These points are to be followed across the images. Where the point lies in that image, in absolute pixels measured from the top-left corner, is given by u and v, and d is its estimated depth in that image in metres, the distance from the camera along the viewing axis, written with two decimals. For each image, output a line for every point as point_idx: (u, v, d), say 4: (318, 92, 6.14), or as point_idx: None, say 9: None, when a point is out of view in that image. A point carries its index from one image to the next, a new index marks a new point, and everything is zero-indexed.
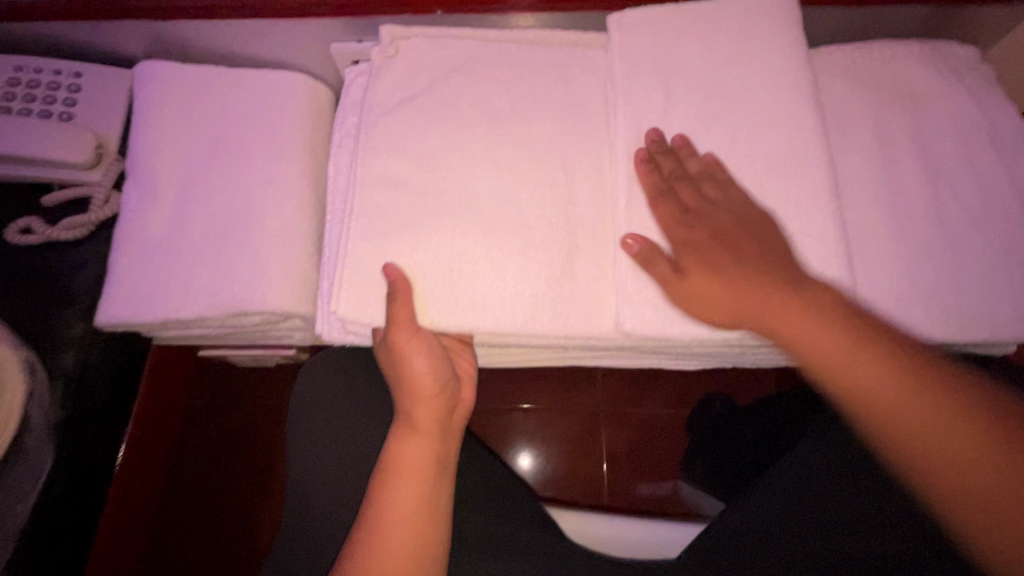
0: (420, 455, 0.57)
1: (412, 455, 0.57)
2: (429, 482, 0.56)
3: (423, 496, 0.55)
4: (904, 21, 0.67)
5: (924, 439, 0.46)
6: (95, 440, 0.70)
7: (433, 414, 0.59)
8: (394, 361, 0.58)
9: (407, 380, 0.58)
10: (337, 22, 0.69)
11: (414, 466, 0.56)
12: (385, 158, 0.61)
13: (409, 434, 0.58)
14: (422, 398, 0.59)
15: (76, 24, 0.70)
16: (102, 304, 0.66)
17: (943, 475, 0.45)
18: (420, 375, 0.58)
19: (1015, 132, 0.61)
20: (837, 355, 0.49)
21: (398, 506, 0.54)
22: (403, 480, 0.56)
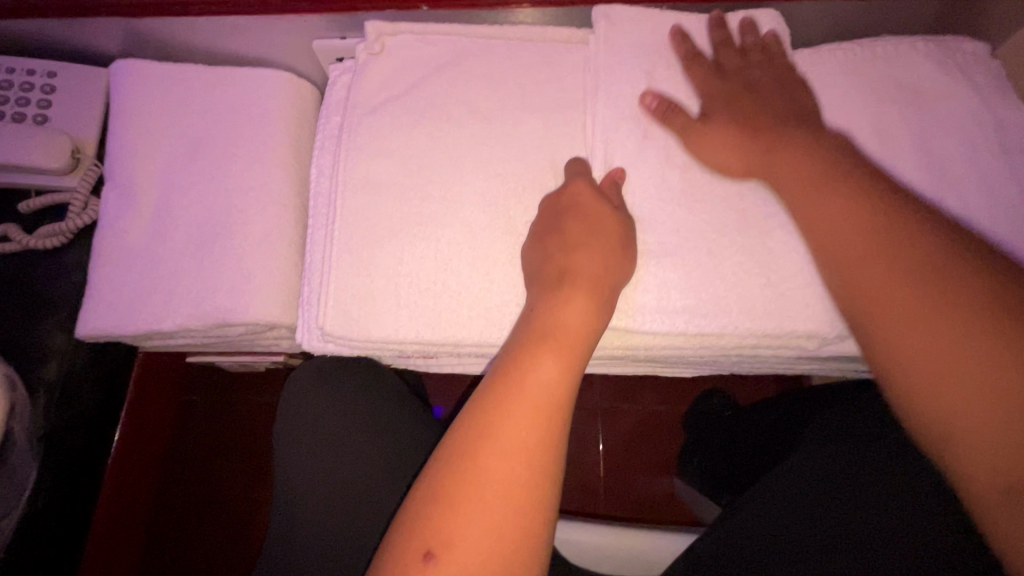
0: (528, 422, 0.44)
1: (510, 420, 0.44)
2: (535, 454, 0.43)
3: (524, 474, 0.42)
4: (913, 16, 0.64)
5: (915, 327, 0.43)
6: (81, 450, 0.69)
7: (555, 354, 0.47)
8: (549, 310, 0.50)
9: (558, 329, 0.48)
10: (319, 19, 0.66)
11: (513, 432, 0.43)
12: (368, 163, 0.59)
13: (511, 393, 0.45)
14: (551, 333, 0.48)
15: (47, 21, 0.67)
16: (82, 314, 0.65)
17: (926, 355, 0.42)
18: (580, 331, 0.49)
19: (1021, 135, 0.59)
20: (845, 246, 0.48)
21: (491, 475, 0.42)
22: (497, 449, 0.43)
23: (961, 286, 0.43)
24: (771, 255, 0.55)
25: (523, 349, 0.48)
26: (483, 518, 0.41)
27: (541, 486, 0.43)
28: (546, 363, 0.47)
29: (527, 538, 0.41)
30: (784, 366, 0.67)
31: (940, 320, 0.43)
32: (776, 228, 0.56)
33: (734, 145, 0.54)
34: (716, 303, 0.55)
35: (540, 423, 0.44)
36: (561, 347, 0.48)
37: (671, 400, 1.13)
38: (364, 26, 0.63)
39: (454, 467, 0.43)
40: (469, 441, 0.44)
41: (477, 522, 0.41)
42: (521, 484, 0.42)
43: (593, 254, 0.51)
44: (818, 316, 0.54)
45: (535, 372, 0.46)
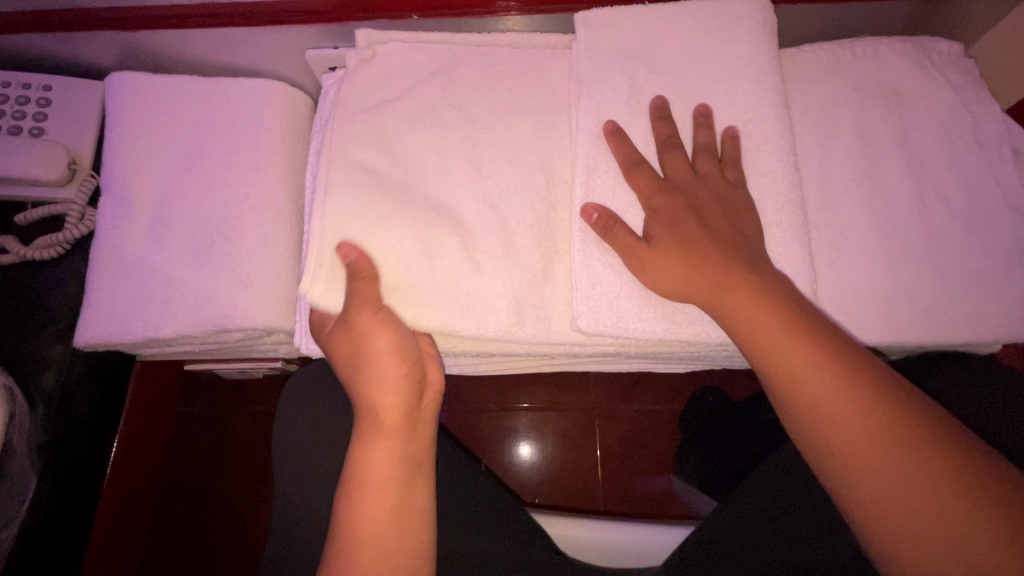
0: (387, 451, 0.52)
1: (368, 446, 0.53)
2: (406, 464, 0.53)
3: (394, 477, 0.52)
4: (887, 16, 0.66)
5: (884, 475, 0.43)
6: (78, 461, 0.69)
7: (400, 404, 0.53)
8: (369, 371, 0.53)
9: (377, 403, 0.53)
10: (312, 30, 0.67)
11: (387, 453, 0.52)
12: (364, 170, 0.61)
13: (371, 481, 0.52)
14: (381, 386, 0.53)
15: (44, 35, 0.68)
16: (81, 324, 0.65)
17: (890, 508, 0.42)
18: (400, 405, 0.53)
19: (997, 129, 0.60)
20: (816, 387, 0.47)
21: (372, 487, 0.51)
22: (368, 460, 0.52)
23: (915, 439, 0.44)
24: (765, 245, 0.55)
25: (372, 353, 0.53)
26: (376, 518, 0.51)
27: (413, 484, 0.53)
28: (384, 447, 0.52)
29: (412, 536, 0.51)
30: None
31: (908, 477, 0.43)
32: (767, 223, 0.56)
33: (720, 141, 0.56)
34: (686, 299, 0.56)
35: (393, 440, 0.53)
36: (390, 424, 0.53)
37: (667, 399, 1.14)
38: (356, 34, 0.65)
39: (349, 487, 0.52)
40: (348, 523, 0.51)
41: (372, 517, 0.51)
42: (393, 487, 0.52)
43: (385, 333, 0.54)
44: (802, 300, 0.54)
45: (375, 456, 0.52)
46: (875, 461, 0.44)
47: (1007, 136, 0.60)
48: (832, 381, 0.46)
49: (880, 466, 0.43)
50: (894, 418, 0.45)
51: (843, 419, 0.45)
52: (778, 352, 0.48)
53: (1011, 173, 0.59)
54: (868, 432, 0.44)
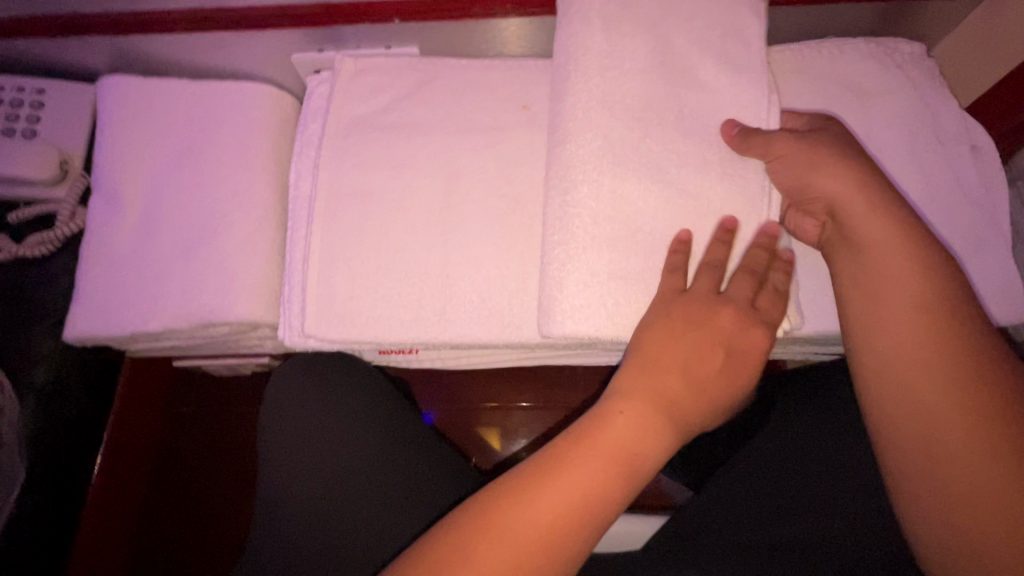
0: (602, 469, 0.46)
1: (580, 455, 0.47)
2: (617, 477, 0.47)
3: (600, 493, 0.46)
4: (853, 18, 0.68)
5: (935, 424, 0.46)
6: (69, 453, 0.71)
7: (626, 428, 0.49)
8: (605, 407, 0.50)
9: (600, 435, 0.48)
10: (297, 34, 0.70)
11: (591, 471, 0.46)
12: (349, 172, 0.63)
13: (548, 496, 0.45)
14: (634, 391, 0.51)
15: (38, 40, 0.70)
16: (70, 319, 0.67)
17: (945, 460, 0.46)
18: (621, 441, 0.48)
19: (957, 126, 0.62)
20: (906, 344, 0.49)
21: (550, 502, 0.45)
22: (609, 439, 0.48)
23: (994, 386, 0.46)
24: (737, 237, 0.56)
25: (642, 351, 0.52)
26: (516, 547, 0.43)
27: (587, 523, 0.45)
28: (592, 462, 0.47)
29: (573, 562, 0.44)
30: None
31: (956, 422, 0.46)
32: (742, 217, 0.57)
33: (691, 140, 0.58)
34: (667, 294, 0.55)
35: (611, 468, 0.47)
36: (604, 454, 0.47)
37: None
38: (336, 59, 0.67)
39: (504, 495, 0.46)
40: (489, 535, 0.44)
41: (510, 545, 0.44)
42: (562, 525, 0.44)
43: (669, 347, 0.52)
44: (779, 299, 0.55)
45: (581, 469, 0.46)
46: (929, 409, 0.47)
47: (966, 132, 0.62)
48: (924, 343, 0.48)
49: (929, 408, 0.47)
50: (946, 362, 0.47)
51: (899, 368, 0.49)
52: (891, 343, 0.49)
53: (969, 169, 0.61)
54: (939, 383, 0.47)
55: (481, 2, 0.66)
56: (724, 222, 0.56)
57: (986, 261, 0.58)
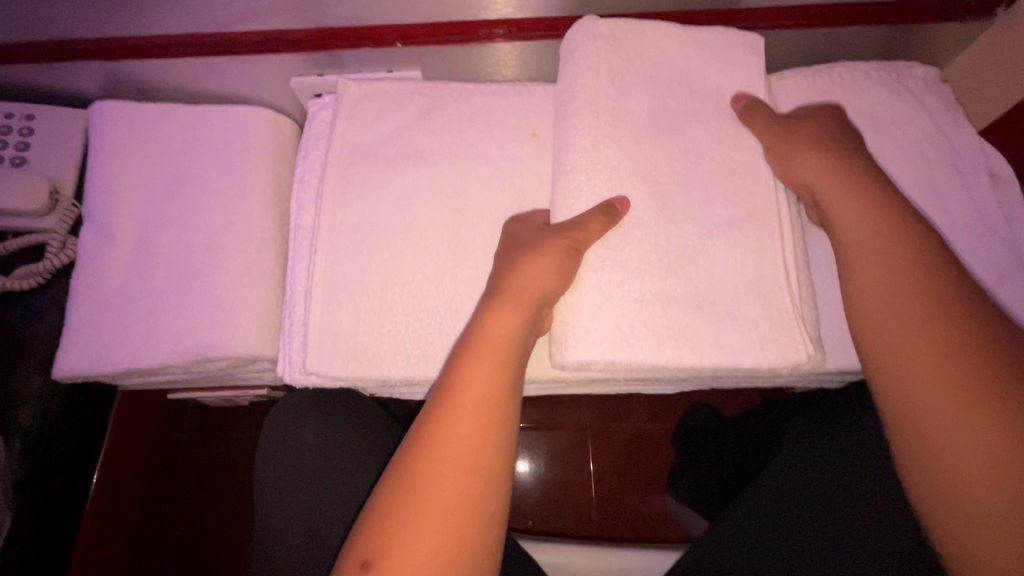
0: (491, 379, 0.47)
1: (443, 423, 0.45)
2: (484, 446, 0.45)
3: (473, 463, 0.44)
4: (864, 41, 0.68)
5: (959, 457, 0.41)
6: (59, 493, 0.68)
7: (508, 327, 0.50)
8: (475, 324, 0.51)
9: (484, 341, 0.49)
10: (298, 59, 0.68)
11: (459, 429, 0.45)
12: (353, 200, 0.61)
13: (448, 409, 0.46)
14: (505, 291, 0.52)
15: (27, 65, 0.68)
16: (59, 355, 0.64)
17: (963, 493, 0.40)
18: (506, 338, 0.49)
19: (972, 152, 0.61)
20: (926, 355, 0.44)
21: (437, 470, 0.43)
22: (494, 343, 0.49)
23: None
24: (754, 269, 0.54)
25: (508, 278, 0.52)
26: (422, 526, 0.41)
27: (486, 478, 0.44)
28: (477, 373, 0.47)
29: (492, 486, 0.44)
30: (764, 380, 0.68)
31: (984, 457, 0.40)
32: (762, 249, 0.55)
33: (705, 168, 0.57)
34: (687, 330, 0.53)
35: (480, 419, 0.45)
36: (489, 356, 0.48)
37: (660, 417, 1.14)
38: (339, 83, 0.66)
39: (396, 480, 0.44)
40: (407, 471, 0.44)
41: (428, 529, 0.41)
42: (485, 421, 0.46)
43: (536, 269, 0.51)
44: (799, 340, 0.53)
45: (469, 381, 0.47)
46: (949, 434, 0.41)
47: (982, 159, 0.61)
48: (941, 365, 0.43)
49: (950, 435, 0.41)
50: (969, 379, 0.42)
51: (915, 376, 0.44)
52: (906, 341, 0.45)
53: (987, 196, 0.60)
54: (952, 406, 0.42)
55: (487, 23, 0.65)
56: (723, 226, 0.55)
57: (1010, 289, 0.57)
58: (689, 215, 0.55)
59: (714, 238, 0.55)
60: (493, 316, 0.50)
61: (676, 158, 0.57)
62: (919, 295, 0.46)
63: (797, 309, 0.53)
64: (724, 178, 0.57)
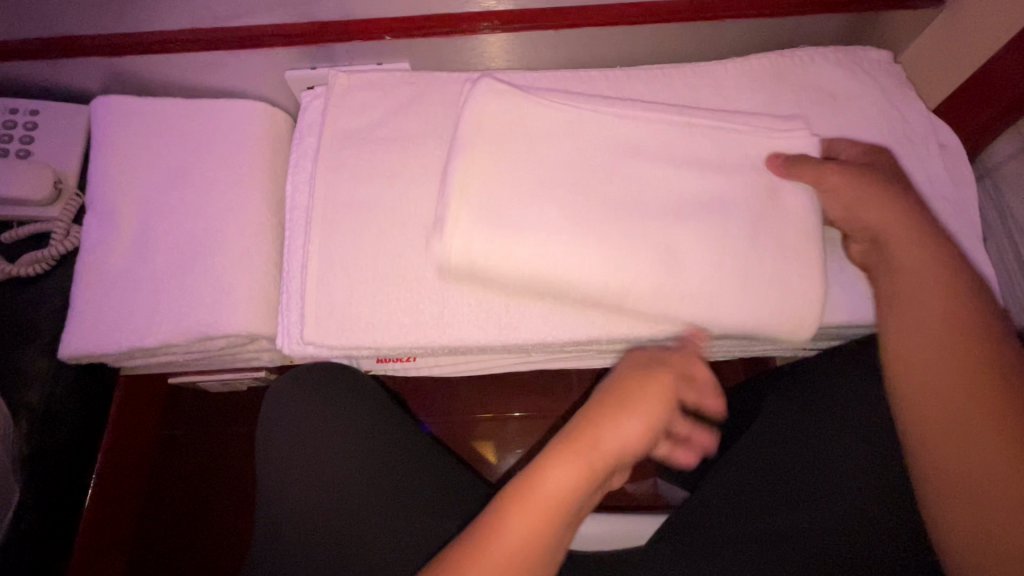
0: (569, 483, 0.44)
1: (616, 435, 0.46)
2: (597, 475, 0.45)
3: (585, 496, 0.45)
4: (825, 28, 0.72)
5: (954, 430, 0.43)
6: (64, 474, 0.70)
7: (628, 434, 0.46)
8: (588, 417, 0.47)
9: (597, 440, 0.46)
10: (291, 52, 0.72)
11: (609, 453, 0.46)
12: (346, 182, 0.65)
13: (522, 506, 0.43)
14: (627, 393, 0.48)
15: (31, 62, 0.71)
16: (65, 337, 0.67)
17: (957, 466, 0.42)
18: (614, 445, 0.46)
19: (923, 126, 0.66)
20: (927, 329, 0.46)
21: (485, 565, 0.41)
22: (603, 442, 0.45)
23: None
24: (723, 236, 0.58)
25: (626, 385, 0.49)
26: (516, 545, 0.42)
27: None
28: (562, 475, 0.44)
29: None
30: (739, 347, 0.71)
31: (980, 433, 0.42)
32: (731, 218, 0.59)
33: (677, 146, 0.61)
34: (662, 291, 0.57)
35: (543, 525, 0.43)
36: (585, 452, 0.45)
37: None
38: (331, 74, 0.69)
39: (521, 491, 0.44)
40: (455, 558, 0.42)
41: (517, 548, 0.42)
42: (547, 524, 0.43)
43: (637, 426, 0.46)
44: (765, 300, 0.57)
45: (552, 483, 0.44)
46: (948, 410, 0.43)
47: (933, 132, 0.66)
48: (933, 347, 0.46)
49: (947, 410, 0.43)
50: (966, 359, 0.44)
51: (920, 356, 0.46)
52: (913, 318, 0.47)
53: (938, 167, 0.64)
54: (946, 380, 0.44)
55: (469, 15, 0.68)
56: (694, 197, 0.59)
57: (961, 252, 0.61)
58: (662, 188, 0.59)
59: (685, 208, 0.59)
60: (625, 415, 0.47)
61: (650, 136, 0.61)
62: (933, 270, 0.49)
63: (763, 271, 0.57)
64: (696, 153, 0.60)
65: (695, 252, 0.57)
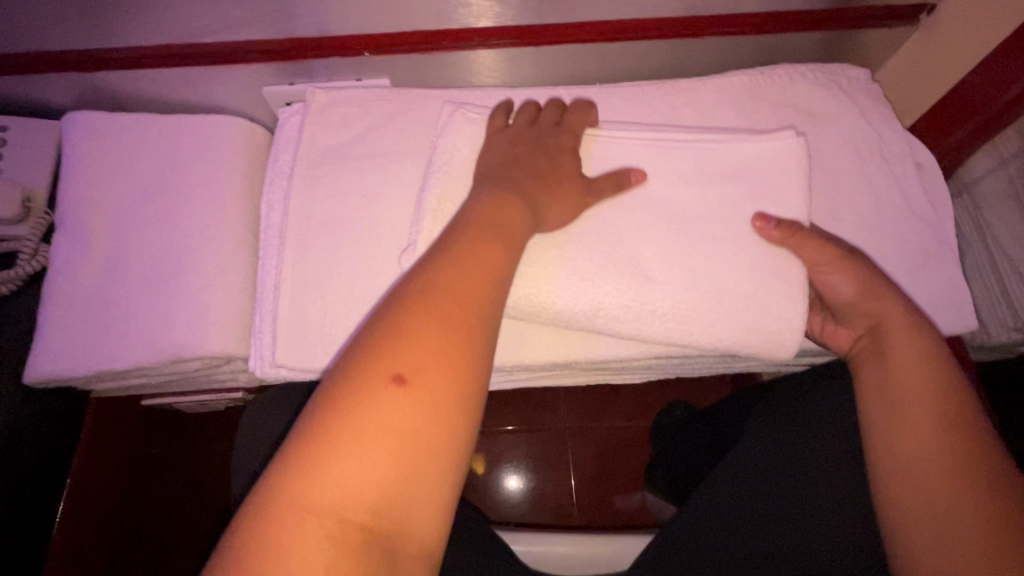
0: (457, 298, 0.39)
1: (488, 238, 0.43)
2: (491, 282, 0.41)
3: (483, 299, 0.40)
4: (803, 45, 0.72)
5: (931, 470, 0.46)
6: (30, 502, 0.67)
7: (495, 244, 0.43)
8: (463, 234, 0.43)
9: (471, 254, 0.42)
10: (268, 69, 0.71)
11: (488, 262, 0.42)
12: (323, 200, 0.64)
13: (409, 328, 0.37)
14: (494, 207, 0.47)
15: (0, 78, 0.69)
16: (32, 360, 0.65)
17: (927, 502, 0.45)
18: (493, 260, 0.42)
19: (900, 144, 0.66)
20: (907, 368, 0.50)
21: (376, 402, 0.35)
22: (483, 261, 0.42)
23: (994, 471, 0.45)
24: (702, 255, 0.58)
25: (506, 188, 0.49)
26: (429, 345, 0.37)
27: (444, 438, 0.36)
28: (450, 288, 0.39)
29: (445, 454, 0.36)
30: (722, 364, 0.71)
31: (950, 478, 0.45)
32: (710, 237, 0.58)
33: (657, 164, 0.61)
34: (635, 315, 0.57)
35: (441, 351, 0.37)
36: (475, 265, 0.41)
37: (637, 415, 1.16)
38: (307, 92, 0.68)
39: (391, 321, 0.38)
40: (339, 403, 0.35)
41: (407, 368, 0.36)
42: (446, 350, 0.37)
43: (511, 208, 0.48)
44: (744, 324, 0.57)
45: (439, 297, 0.39)
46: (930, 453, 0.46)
47: (908, 150, 0.67)
48: (916, 386, 0.49)
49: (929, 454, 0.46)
50: (942, 406, 0.48)
51: (893, 390, 0.49)
52: (891, 357, 0.51)
53: (913, 184, 0.65)
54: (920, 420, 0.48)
55: (449, 33, 0.68)
56: (672, 218, 0.59)
57: (933, 271, 0.62)
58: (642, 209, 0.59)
59: (665, 227, 0.59)
60: (492, 235, 0.44)
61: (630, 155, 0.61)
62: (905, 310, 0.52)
63: (743, 291, 0.57)
64: (675, 171, 0.60)
65: (668, 273, 0.57)
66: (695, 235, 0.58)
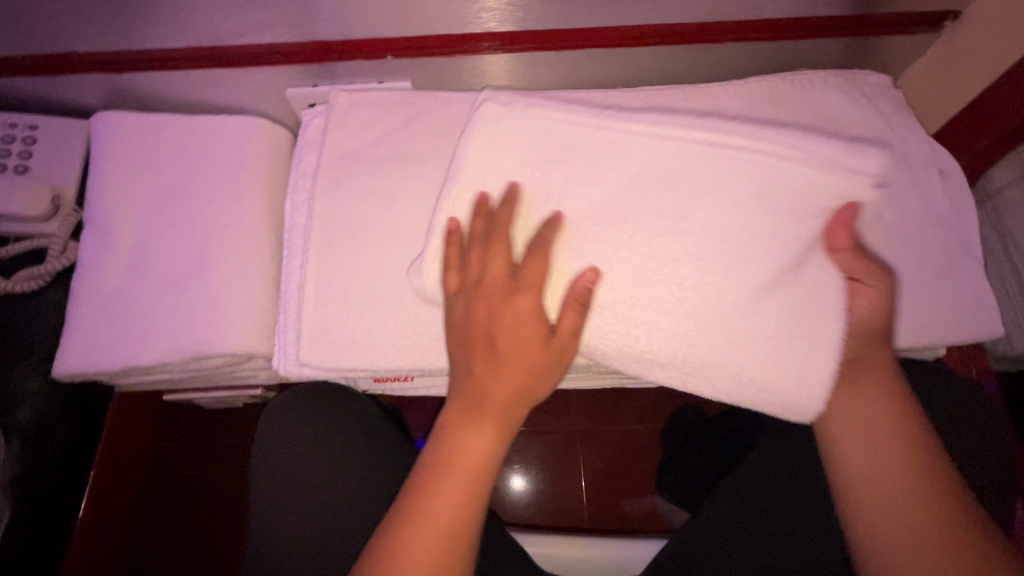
0: (467, 462, 0.51)
1: (467, 430, 0.52)
2: (478, 467, 0.51)
3: (482, 457, 0.52)
4: (826, 51, 0.72)
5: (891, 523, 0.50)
6: (54, 494, 0.69)
7: (493, 419, 0.52)
8: (451, 433, 0.52)
9: (459, 460, 0.51)
10: (291, 71, 0.71)
11: (475, 450, 0.52)
12: (345, 202, 0.64)
13: (420, 508, 0.50)
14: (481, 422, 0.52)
15: (33, 78, 0.71)
16: (60, 355, 0.67)
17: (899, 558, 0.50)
18: (480, 457, 0.51)
19: (923, 152, 0.66)
20: (878, 433, 0.53)
21: (404, 559, 0.48)
22: (468, 459, 0.51)
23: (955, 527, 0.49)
24: None
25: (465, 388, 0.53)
26: (437, 517, 0.49)
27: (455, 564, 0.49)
28: (449, 489, 0.50)
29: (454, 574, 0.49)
30: None
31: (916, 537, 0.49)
32: None
33: None
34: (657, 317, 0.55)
35: (444, 522, 0.49)
36: (468, 470, 0.51)
37: (649, 419, 1.16)
38: (330, 94, 0.69)
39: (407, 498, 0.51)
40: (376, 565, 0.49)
41: (422, 530, 0.49)
42: (446, 528, 0.49)
43: (502, 384, 0.52)
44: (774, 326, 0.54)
45: (439, 493, 0.50)
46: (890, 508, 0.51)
47: (932, 158, 0.66)
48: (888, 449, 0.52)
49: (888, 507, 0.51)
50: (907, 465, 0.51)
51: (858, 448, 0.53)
52: (863, 419, 0.54)
53: (936, 192, 0.65)
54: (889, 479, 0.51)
55: (471, 36, 0.68)
56: None
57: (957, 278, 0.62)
58: None
59: None
60: (481, 417, 0.52)
61: None
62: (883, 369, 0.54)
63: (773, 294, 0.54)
64: None
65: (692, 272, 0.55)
66: (730, 232, 0.54)
